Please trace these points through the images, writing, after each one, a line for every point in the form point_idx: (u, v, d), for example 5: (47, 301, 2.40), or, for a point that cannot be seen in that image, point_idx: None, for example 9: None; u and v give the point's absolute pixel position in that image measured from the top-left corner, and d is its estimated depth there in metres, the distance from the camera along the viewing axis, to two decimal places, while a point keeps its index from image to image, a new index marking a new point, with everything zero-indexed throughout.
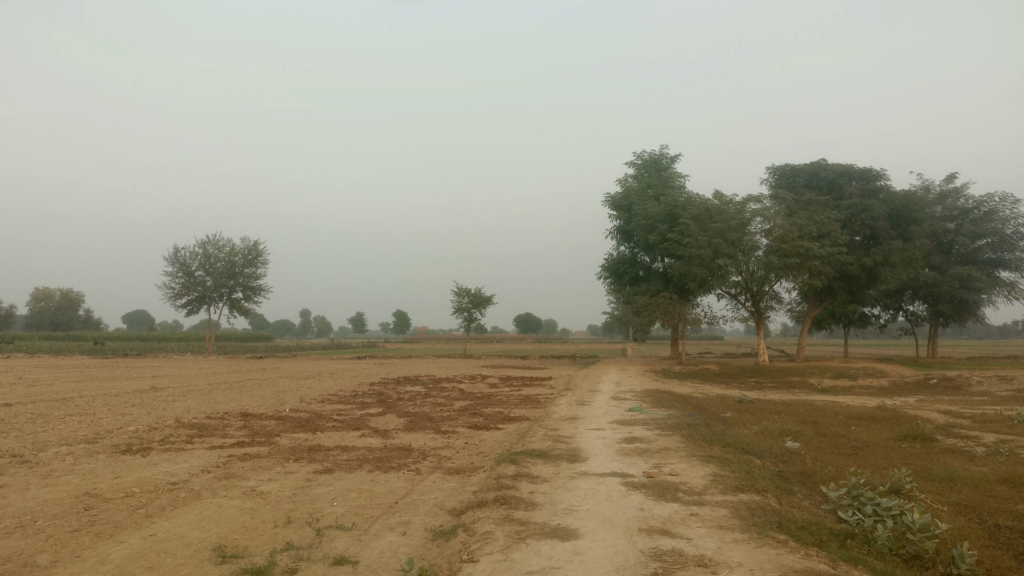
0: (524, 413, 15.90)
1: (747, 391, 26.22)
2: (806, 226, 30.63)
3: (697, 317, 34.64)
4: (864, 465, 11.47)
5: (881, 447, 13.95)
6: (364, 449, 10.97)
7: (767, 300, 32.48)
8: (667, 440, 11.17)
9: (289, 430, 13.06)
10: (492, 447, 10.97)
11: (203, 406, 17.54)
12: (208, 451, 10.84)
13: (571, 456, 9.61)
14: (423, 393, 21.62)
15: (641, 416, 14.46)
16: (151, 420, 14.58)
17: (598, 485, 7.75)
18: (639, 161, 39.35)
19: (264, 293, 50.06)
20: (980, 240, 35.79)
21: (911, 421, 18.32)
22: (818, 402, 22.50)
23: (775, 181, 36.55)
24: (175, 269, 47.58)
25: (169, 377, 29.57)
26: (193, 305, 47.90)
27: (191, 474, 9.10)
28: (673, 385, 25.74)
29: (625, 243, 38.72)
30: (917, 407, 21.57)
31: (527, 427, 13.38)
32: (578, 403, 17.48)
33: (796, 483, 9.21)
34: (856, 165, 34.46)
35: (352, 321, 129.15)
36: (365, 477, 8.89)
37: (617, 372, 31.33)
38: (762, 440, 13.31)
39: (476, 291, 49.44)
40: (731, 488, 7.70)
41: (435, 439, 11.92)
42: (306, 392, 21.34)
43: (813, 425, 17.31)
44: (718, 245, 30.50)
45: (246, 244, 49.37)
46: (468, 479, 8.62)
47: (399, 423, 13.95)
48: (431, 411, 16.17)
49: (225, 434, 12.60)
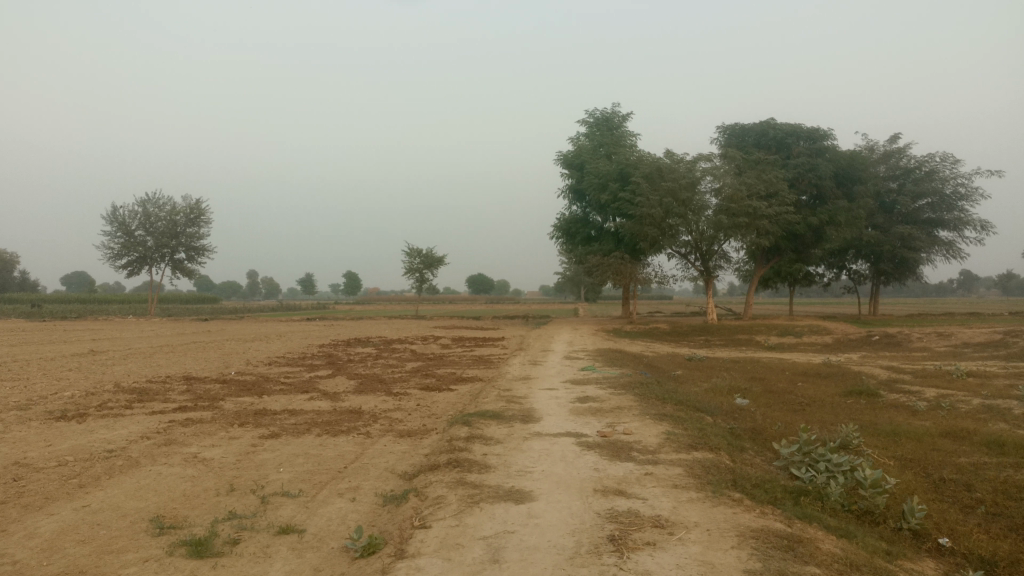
0: (477, 374, 15.76)
1: (697, 349, 26.58)
2: (755, 185, 30.92)
3: (647, 277, 34.87)
4: (812, 421, 11.65)
5: (828, 403, 14.22)
6: (312, 412, 10.68)
7: (716, 259, 32.84)
8: (620, 399, 11.13)
9: (235, 394, 12.66)
10: (444, 409, 10.79)
11: (145, 370, 16.96)
12: (148, 416, 10.43)
13: (524, 417, 9.49)
14: (374, 354, 21.32)
15: (594, 375, 14.47)
16: (89, 385, 14.02)
17: (552, 445, 7.65)
18: (591, 119, 39.11)
19: (209, 254, 48.75)
20: (921, 200, 36.66)
21: (855, 376, 18.76)
22: (766, 360, 22.89)
23: (725, 140, 36.71)
24: (114, 229, 45.88)
25: (110, 340, 28.64)
26: (134, 266, 46.38)
27: (129, 441, 8.70)
28: (624, 344, 25.92)
29: (577, 202, 38.63)
30: (860, 363, 22.14)
31: (480, 387, 13.24)
32: (531, 363, 17.42)
33: (748, 440, 9.25)
34: (804, 124, 34.75)
35: (301, 282, 127.20)
36: (313, 441, 8.63)
37: (570, 332, 31.40)
38: (713, 397, 13.42)
39: (428, 251, 48.94)
40: (685, 447, 7.67)
41: (386, 401, 11.69)
42: (254, 355, 20.84)
43: (761, 382, 17.58)
44: (670, 204, 30.58)
45: (189, 203, 47.84)
46: (419, 441, 8.43)
47: (349, 386, 13.69)
48: (382, 373, 15.92)
49: (167, 399, 12.16)
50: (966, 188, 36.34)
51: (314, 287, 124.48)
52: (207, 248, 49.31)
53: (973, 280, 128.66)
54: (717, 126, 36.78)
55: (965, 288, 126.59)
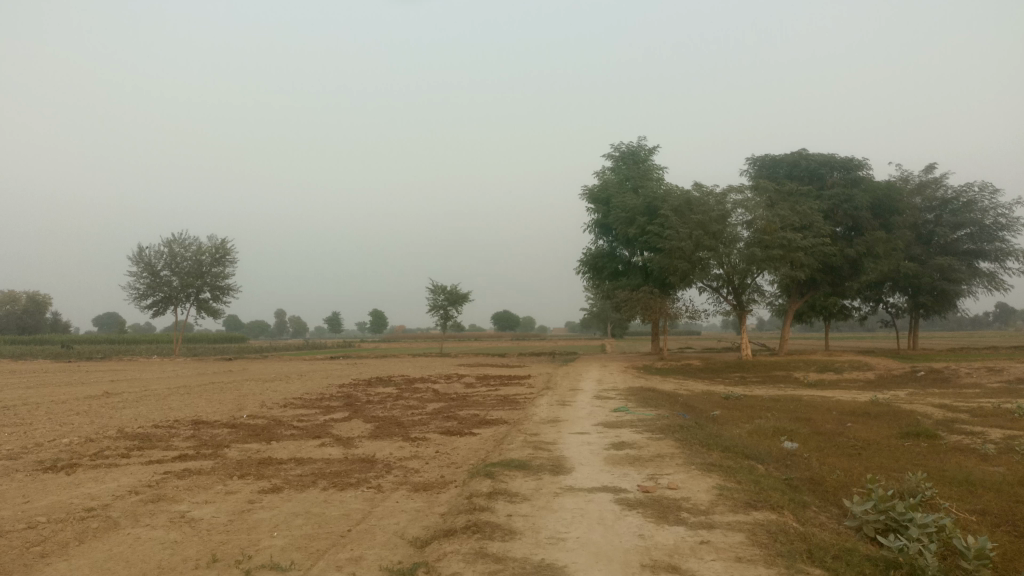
0: (502, 416, 14.74)
1: (732, 387, 25.36)
2: (789, 216, 29.82)
3: (677, 312, 33.68)
4: (873, 469, 10.48)
5: (884, 446, 13.01)
6: (321, 462, 9.76)
7: (749, 293, 31.57)
8: (659, 445, 10.06)
9: (241, 440, 11.79)
10: (465, 457, 9.81)
11: (155, 413, 16.14)
12: (144, 467, 9.56)
13: (554, 467, 8.49)
14: (394, 395, 20.35)
15: (627, 417, 13.43)
16: (92, 430, 13.25)
17: (587, 504, 6.63)
18: (616, 153, 38.40)
19: (233, 293, 48.47)
20: (960, 230, 35.28)
21: (908, 416, 17.40)
22: (809, 398, 21.57)
23: (755, 172, 35.67)
24: (140, 269, 45.79)
25: (129, 381, 27.98)
26: (159, 307, 46.21)
27: (115, 497, 7.83)
28: (657, 382, 24.76)
29: (604, 236, 37.73)
30: (911, 401, 20.77)
31: (505, 431, 12.23)
32: (559, 403, 16.34)
33: (810, 495, 8.14)
34: (838, 154, 33.67)
35: (328, 321, 127.10)
36: (316, 497, 7.69)
37: (598, 370, 30.30)
38: (759, 441, 12.26)
39: (452, 288, 48.20)
40: (743, 506, 6.59)
41: (402, 448, 10.73)
42: (271, 396, 20.03)
43: (808, 423, 16.32)
44: (700, 237, 29.56)
45: (213, 243, 47.77)
46: (435, 498, 7.45)
47: (364, 430, 12.77)
48: (401, 415, 14.99)
49: (169, 446, 11.29)
50: (1007, 219, 34.94)
51: (340, 325, 124.31)
52: (232, 287, 49.11)
53: (1009, 313, 125.21)
54: (746, 157, 35.78)
55: (1003, 321, 123.16)
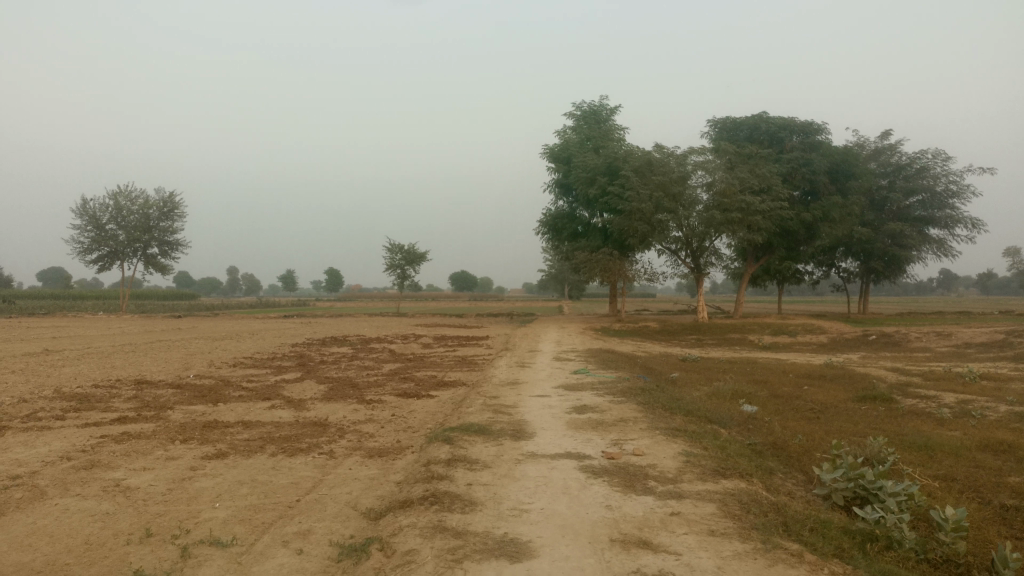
0: (460, 377, 14.39)
1: (690, 349, 25.40)
2: (748, 179, 29.77)
3: (635, 274, 33.59)
4: (834, 434, 10.42)
5: (842, 410, 13.02)
6: (270, 425, 9.30)
7: (707, 257, 31.59)
8: (622, 409, 9.81)
9: (186, 402, 11.23)
10: (422, 421, 9.46)
11: (96, 372, 15.40)
12: (79, 430, 8.98)
13: (514, 432, 8.17)
14: (348, 355, 19.84)
15: (587, 379, 13.20)
16: (26, 390, 12.53)
17: (551, 472, 6.32)
18: (577, 112, 37.80)
19: (183, 249, 47.01)
20: (912, 197, 35.76)
21: (863, 380, 17.54)
22: (765, 361, 21.68)
23: (715, 134, 35.49)
24: (83, 222, 44.02)
25: (71, 339, 26.89)
26: (104, 262, 44.60)
27: (43, 463, 7.28)
28: (615, 344, 24.66)
29: (564, 197, 37.34)
30: (864, 365, 21.02)
31: (463, 393, 11.88)
32: (518, 365, 16.05)
33: (775, 461, 8.00)
34: (798, 117, 33.63)
35: (282, 278, 124.96)
36: (263, 463, 7.26)
37: (556, 331, 30.20)
38: (719, 404, 12.16)
39: (410, 247, 47.46)
40: (711, 473, 6.35)
41: (357, 411, 10.32)
42: (220, 355, 19.39)
43: (766, 386, 16.31)
44: (660, 199, 29.36)
45: (161, 196, 46.10)
46: (390, 464, 7.08)
47: (316, 392, 12.31)
48: (355, 376, 14.58)
49: (107, 407, 10.68)
50: (958, 186, 35.50)
51: (295, 283, 122.31)
52: (181, 243, 47.60)
53: (952, 280, 128.98)
54: (707, 119, 35.50)
55: (946, 287, 126.78)
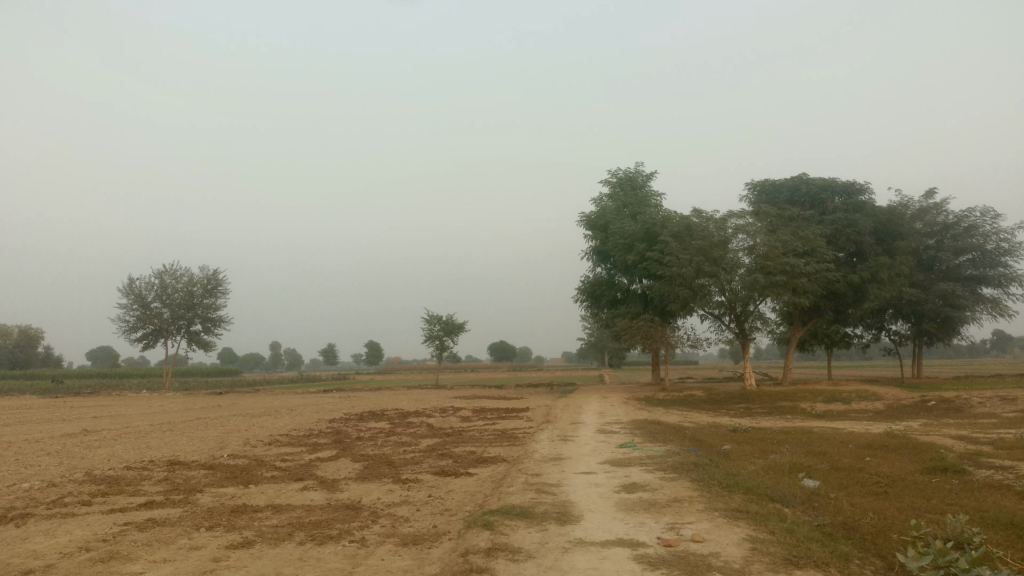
0: (501, 453, 13.78)
1: (739, 418, 24.39)
2: (791, 242, 29.11)
3: (678, 341, 32.77)
4: (908, 511, 9.57)
5: (911, 483, 12.08)
6: (301, 509, 8.82)
7: (752, 321, 30.69)
8: (675, 487, 9.15)
9: (217, 484, 10.82)
10: (461, 502, 8.89)
11: (131, 453, 15.13)
12: (104, 517, 8.61)
13: (560, 515, 7.58)
14: (386, 430, 19.37)
15: (634, 454, 12.50)
16: (57, 473, 12.23)
17: (602, 562, 5.74)
18: (613, 179, 37.79)
19: (225, 325, 47.49)
20: (962, 256, 34.64)
21: (929, 449, 16.44)
22: (820, 430, 20.64)
23: (754, 197, 35.05)
24: (130, 301, 44.84)
25: (112, 418, 26.84)
26: (149, 340, 45.15)
27: (61, 555, 6.87)
28: (660, 414, 23.77)
29: (602, 264, 37.02)
30: (927, 433, 19.82)
31: (503, 471, 11.29)
32: (561, 439, 15.38)
33: (848, 545, 7.26)
34: (838, 178, 33.12)
35: (323, 353, 125.80)
36: (291, 553, 6.77)
37: (598, 402, 29.34)
38: (777, 479, 11.36)
39: (448, 318, 47.37)
40: (782, 563, 5.69)
41: (392, 492, 9.79)
42: (257, 433, 19.04)
43: (825, 457, 15.35)
44: (700, 263, 28.78)
45: (205, 273, 46.98)
46: (426, 554, 6.53)
47: (351, 471, 11.82)
48: (392, 453, 14.06)
49: (136, 491, 10.32)
50: (1009, 244, 34.30)
51: (335, 357, 122.87)
52: (224, 319, 48.20)
53: (1007, 341, 124.35)
54: (745, 182, 35.17)
55: (1000, 348, 122.12)
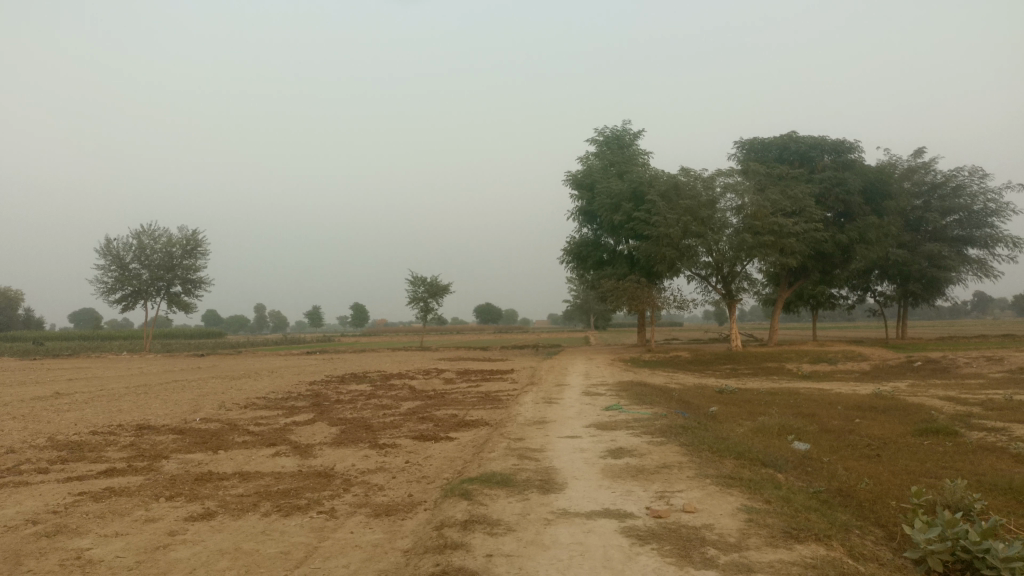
0: (484, 416, 13.35)
1: (725, 379, 24.13)
2: (780, 201, 28.63)
3: (664, 302, 32.39)
4: (903, 476, 9.23)
5: (903, 446, 11.76)
6: (270, 477, 8.33)
7: (739, 282, 30.33)
8: (664, 452, 8.75)
9: (185, 450, 10.32)
10: (439, 469, 8.45)
11: (100, 417, 14.57)
12: (59, 486, 8.08)
13: (543, 483, 7.14)
14: (367, 393, 18.88)
15: (621, 417, 12.11)
16: (19, 439, 11.68)
17: (588, 536, 5.30)
18: (600, 138, 37.06)
19: (206, 287, 46.69)
20: (949, 217, 34.35)
21: (919, 410, 16.16)
22: (807, 392, 20.41)
23: (743, 156, 34.46)
24: (107, 262, 43.89)
25: (87, 380, 26.22)
26: (128, 301, 44.31)
27: (5, 529, 6.36)
28: (646, 375, 23.46)
29: (588, 224, 36.47)
30: (915, 394, 19.61)
31: (485, 435, 10.86)
32: (545, 401, 14.97)
33: (846, 514, 6.86)
34: (828, 136, 32.57)
35: (308, 314, 124.79)
36: (253, 526, 6.30)
37: (583, 363, 29.02)
38: (768, 442, 11.00)
39: (433, 280, 46.75)
40: (781, 536, 5.28)
41: (367, 458, 9.32)
42: (233, 396, 18.49)
43: (814, 419, 15.03)
44: (688, 223, 28.26)
45: (185, 235, 46.01)
46: (399, 527, 6.08)
47: (327, 436, 11.34)
48: (370, 417, 13.61)
49: (98, 458, 9.81)
50: (997, 204, 34.00)
51: (320, 319, 122.22)
52: (205, 281, 47.38)
53: (987, 303, 125.54)
54: (734, 141, 34.57)
55: (981, 310, 123.34)
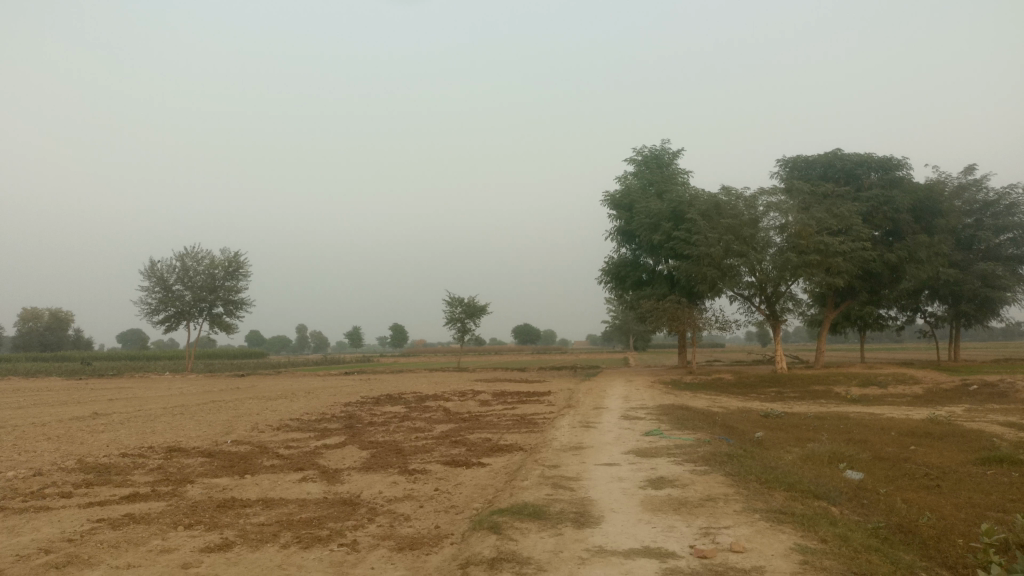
0: (518, 441, 12.90)
1: (770, 403, 23.30)
2: (825, 219, 27.80)
3: (706, 323, 31.59)
4: (969, 509, 8.54)
5: (966, 475, 11.00)
6: (293, 504, 8.01)
7: (783, 303, 29.45)
8: (707, 482, 8.24)
9: (211, 474, 10.08)
10: (469, 498, 8.04)
11: (133, 438, 14.47)
12: (80, 511, 7.87)
13: (578, 516, 6.68)
14: (400, 415, 18.57)
15: (661, 442, 11.59)
16: (49, 461, 11.57)
17: None
18: (639, 157, 36.62)
19: (247, 307, 47.11)
20: (1002, 235, 33.03)
21: (979, 437, 15.26)
22: (857, 416, 19.57)
23: (786, 174, 33.66)
24: (152, 284, 44.60)
25: (128, 400, 26.39)
26: (171, 322, 44.89)
27: (16, 558, 6.12)
28: (688, 398, 22.77)
29: (627, 244, 35.92)
30: (973, 419, 18.63)
31: (519, 461, 10.42)
32: (582, 426, 14.47)
33: (908, 554, 6.29)
34: (875, 153, 31.68)
35: (349, 335, 125.64)
36: (270, 559, 5.96)
37: (622, 385, 28.35)
38: (818, 471, 10.36)
39: (470, 300, 46.54)
40: None
41: (394, 486, 8.94)
42: (267, 417, 18.32)
43: (867, 446, 14.26)
44: (729, 242, 27.55)
45: (227, 256, 46.57)
46: (423, 563, 5.68)
47: (356, 460, 11.02)
48: (402, 441, 13.27)
49: (124, 482, 9.60)
50: None
51: (360, 340, 122.86)
52: (246, 302, 47.85)
53: None
54: (777, 159, 33.81)
55: None
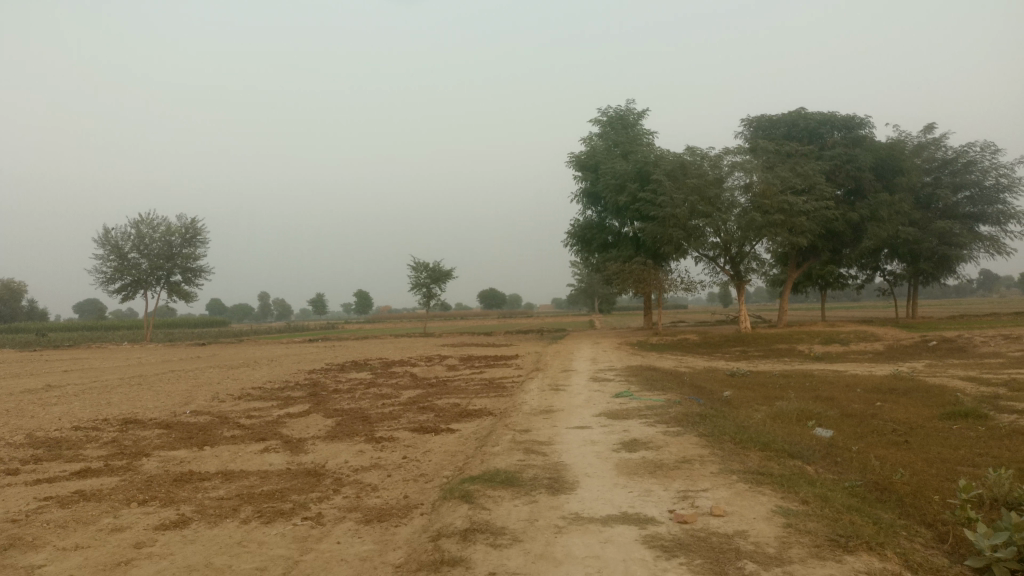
0: (487, 405, 12.67)
1: (736, 362, 23.45)
2: (789, 179, 27.81)
3: (671, 284, 31.60)
4: (939, 464, 8.54)
5: (932, 430, 11.08)
6: (254, 476, 7.68)
7: (747, 263, 29.55)
8: (682, 444, 8.09)
9: (168, 446, 9.67)
10: (438, 466, 7.79)
11: (86, 411, 13.92)
12: (26, 489, 7.44)
13: (552, 482, 6.46)
14: (366, 381, 18.24)
15: (632, 404, 11.45)
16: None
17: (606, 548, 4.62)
18: (604, 118, 36.20)
19: (207, 275, 46.03)
20: (960, 193, 33.48)
21: (942, 392, 15.45)
22: (821, 373, 19.75)
23: (751, 134, 33.59)
24: (106, 252, 43.25)
25: (83, 371, 25.63)
26: (128, 291, 43.63)
27: None
28: (655, 359, 22.77)
29: (592, 206, 35.66)
30: (934, 374, 18.90)
31: (488, 426, 10.19)
32: (551, 388, 14.29)
33: (887, 512, 6.19)
34: (838, 112, 31.74)
35: (314, 303, 124.35)
36: (230, 535, 5.65)
37: (590, 347, 28.30)
38: (789, 429, 10.31)
39: (435, 265, 46.04)
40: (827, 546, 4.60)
41: (360, 454, 8.63)
42: (228, 386, 17.83)
43: (833, 403, 14.33)
44: (695, 202, 27.44)
45: (184, 223, 45.31)
46: (392, 536, 5.42)
47: (320, 428, 10.69)
48: (367, 407, 12.95)
49: (75, 457, 9.16)
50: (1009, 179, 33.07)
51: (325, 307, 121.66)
52: (205, 269, 46.75)
53: (993, 281, 124.54)
54: (742, 119, 33.69)
55: (987, 288, 122.46)
